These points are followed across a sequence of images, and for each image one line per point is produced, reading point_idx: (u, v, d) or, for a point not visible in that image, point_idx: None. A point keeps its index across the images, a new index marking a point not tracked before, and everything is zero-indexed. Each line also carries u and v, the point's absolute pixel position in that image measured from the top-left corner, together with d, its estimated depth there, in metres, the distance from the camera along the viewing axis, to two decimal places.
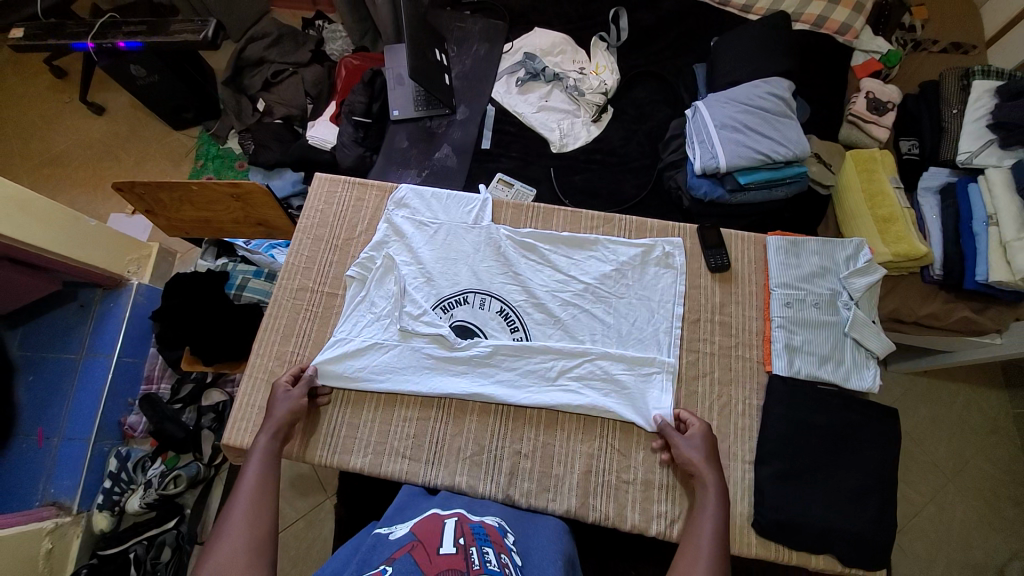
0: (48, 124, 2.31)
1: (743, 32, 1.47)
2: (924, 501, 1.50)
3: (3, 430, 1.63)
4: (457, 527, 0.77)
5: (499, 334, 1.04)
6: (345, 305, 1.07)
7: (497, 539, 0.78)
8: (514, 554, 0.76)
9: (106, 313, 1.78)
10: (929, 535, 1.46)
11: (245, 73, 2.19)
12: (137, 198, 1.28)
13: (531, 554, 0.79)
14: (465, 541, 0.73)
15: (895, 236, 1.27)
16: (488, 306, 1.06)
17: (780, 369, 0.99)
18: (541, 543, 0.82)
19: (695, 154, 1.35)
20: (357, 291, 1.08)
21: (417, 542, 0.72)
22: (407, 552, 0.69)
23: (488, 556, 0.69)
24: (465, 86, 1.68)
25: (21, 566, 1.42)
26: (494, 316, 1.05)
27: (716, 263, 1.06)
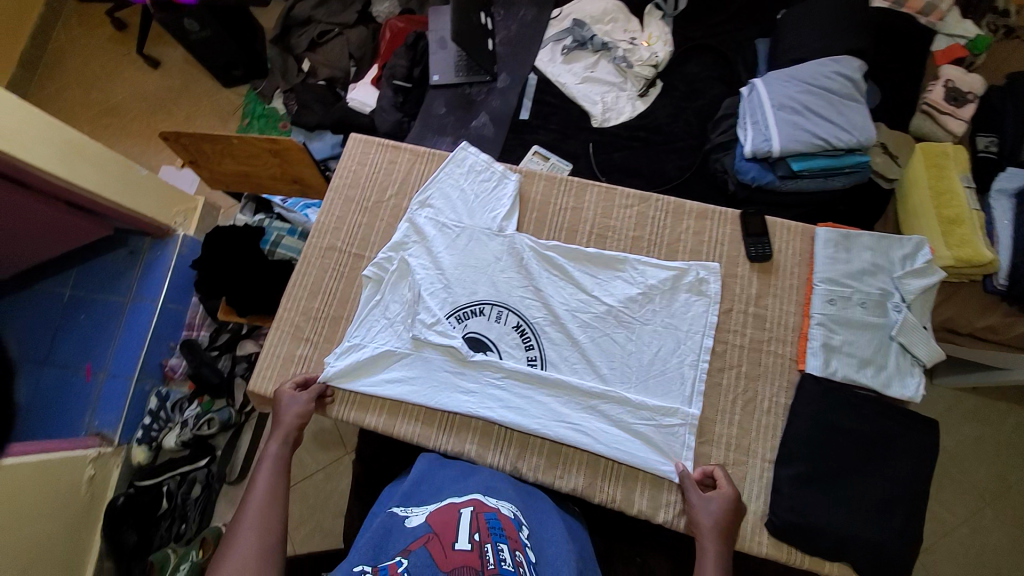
0: (107, 75, 2.41)
1: (812, 6, 1.35)
2: (957, 522, 1.41)
3: (53, 360, 1.73)
4: (473, 518, 0.74)
5: (513, 351, 1.00)
6: (360, 307, 1.06)
7: (512, 534, 0.75)
8: (528, 551, 0.74)
9: (153, 261, 1.90)
10: (958, 558, 1.39)
11: (292, 32, 2.20)
12: (183, 149, 1.31)
13: (546, 554, 0.76)
14: (480, 537, 0.71)
15: (959, 239, 1.17)
16: (505, 320, 1.02)
17: (814, 368, 0.93)
18: (553, 538, 0.79)
19: (746, 135, 1.27)
20: (373, 292, 1.07)
21: (432, 533, 0.71)
22: (422, 544, 0.69)
23: (502, 555, 0.68)
24: (508, 53, 1.63)
25: (66, 492, 1.57)
26: (510, 331, 1.02)
27: (757, 253, 0.99)
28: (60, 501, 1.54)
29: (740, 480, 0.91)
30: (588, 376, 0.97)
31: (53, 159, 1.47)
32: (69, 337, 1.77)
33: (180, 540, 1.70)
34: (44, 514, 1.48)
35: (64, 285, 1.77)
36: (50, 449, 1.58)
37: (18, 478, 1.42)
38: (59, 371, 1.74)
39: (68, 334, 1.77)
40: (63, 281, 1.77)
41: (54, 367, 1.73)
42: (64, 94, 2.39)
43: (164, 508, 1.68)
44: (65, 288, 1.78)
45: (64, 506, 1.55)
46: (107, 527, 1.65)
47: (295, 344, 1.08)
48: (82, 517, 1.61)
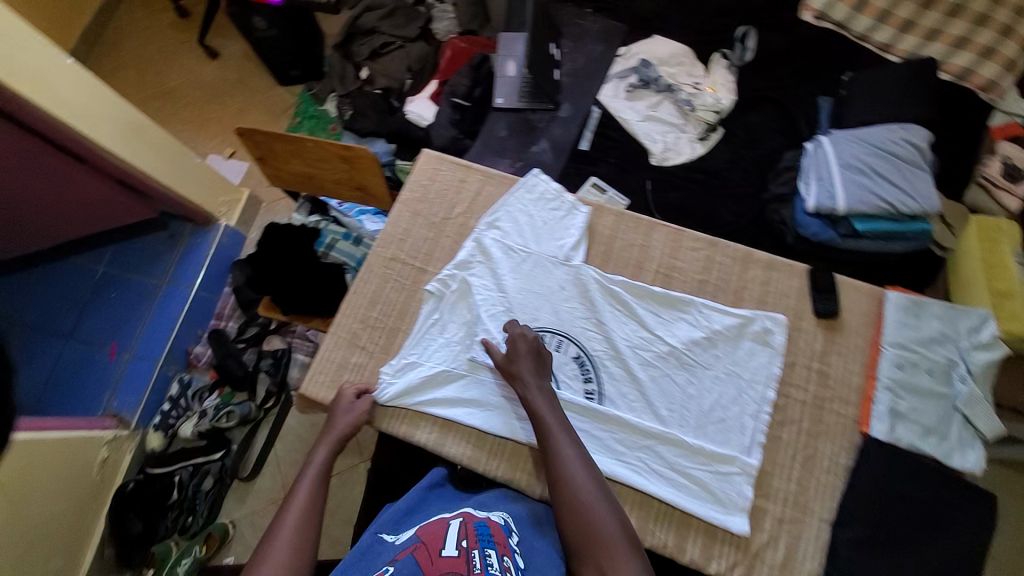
0: (165, 61, 2.46)
1: (883, 72, 1.38)
2: None
3: (81, 337, 1.73)
4: (460, 527, 0.77)
5: (571, 382, 0.99)
6: (416, 327, 1.05)
7: (500, 540, 0.78)
8: (517, 557, 0.77)
9: (192, 248, 1.87)
10: None
11: (354, 40, 2.24)
12: (255, 145, 1.34)
13: (533, 560, 0.78)
14: (468, 544, 0.73)
15: (1009, 313, 1.15)
16: (565, 350, 1.01)
17: (879, 432, 0.92)
18: (541, 547, 0.81)
19: (809, 189, 1.28)
20: (433, 307, 1.07)
21: (419, 543, 0.74)
22: (409, 554, 0.72)
23: (489, 560, 0.72)
24: (573, 83, 1.66)
25: (76, 470, 1.51)
26: (569, 361, 1.00)
27: (823, 308, 0.99)
28: (73, 481, 1.50)
29: (796, 538, 0.89)
30: (645, 415, 0.95)
31: (114, 136, 1.49)
32: (99, 314, 1.77)
33: (184, 534, 1.65)
34: (54, 490, 1.44)
35: (99, 263, 1.79)
36: (69, 425, 1.53)
37: (35, 454, 1.37)
38: (88, 349, 1.73)
39: (98, 312, 1.77)
40: (98, 257, 1.80)
41: (78, 342, 1.73)
42: (121, 75, 2.43)
43: (174, 499, 1.63)
44: (98, 266, 1.79)
45: (72, 485, 1.50)
46: (114, 513, 1.61)
47: (349, 351, 1.07)
48: (88, 497, 1.56)
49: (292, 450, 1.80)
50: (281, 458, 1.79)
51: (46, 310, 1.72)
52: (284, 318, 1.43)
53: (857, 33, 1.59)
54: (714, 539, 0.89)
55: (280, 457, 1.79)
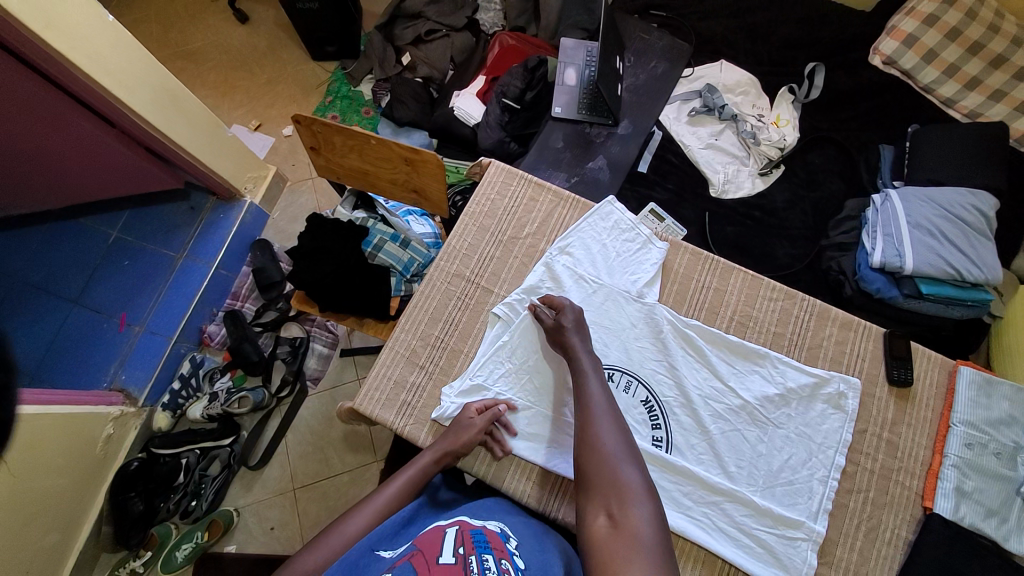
0: (191, 19, 2.30)
1: (953, 129, 1.36)
2: None
3: (87, 305, 1.57)
4: (457, 533, 0.72)
5: (638, 427, 0.96)
6: (485, 346, 1.02)
7: (497, 544, 0.72)
8: (515, 559, 0.70)
9: (214, 222, 1.72)
10: None
11: (397, 23, 2.08)
12: (311, 133, 1.27)
13: (536, 564, 0.71)
14: (465, 550, 0.68)
15: None
16: (633, 392, 0.98)
17: (943, 510, 0.92)
18: (544, 549, 0.75)
19: (875, 244, 1.27)
20: (500, 331, 1.03)
21: (416, 551, 0.69)
22: (406, 560, 0.66)
23: (487, 563, 0.65)
24: (633, 100, 1.61)
25: (79, 448, 1.38)
26: (638, 405, 0.98)
27: (900, 377, 0.99)
28: (73, 457, 1.36)
29: None
30: (714, 469, 0.93)
31: (148, 101, 1.35)
32: (107, 283, 1.60)
33: (185, 518, 1.51)
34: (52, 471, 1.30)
35: (112, 227, 1.64)
36: (71, 398, 1.39)
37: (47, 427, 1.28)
38: (93, 317, 1.57)
39: (106, 280, 1.60)
40: (112, 221, 1.64)
41: (86, 309, 1.56)
42: (144, 30, 2.28)
43: (179, 481, 1.51)
44: (112, 230, 1.64)
45: (72, 464, 1.36)
46: (114, 493, 1.47)
47: (407, 369, 1.04)
48: (89, 477, 1.42)
49: (302, 447, 1.63)
50: (290, 455, 1.62)
51: (52, 270, 1.56)
52: (322, 315, 1.39)
53: (922, 83, 1.54)
54: None
55: (289, 451, 1.63)
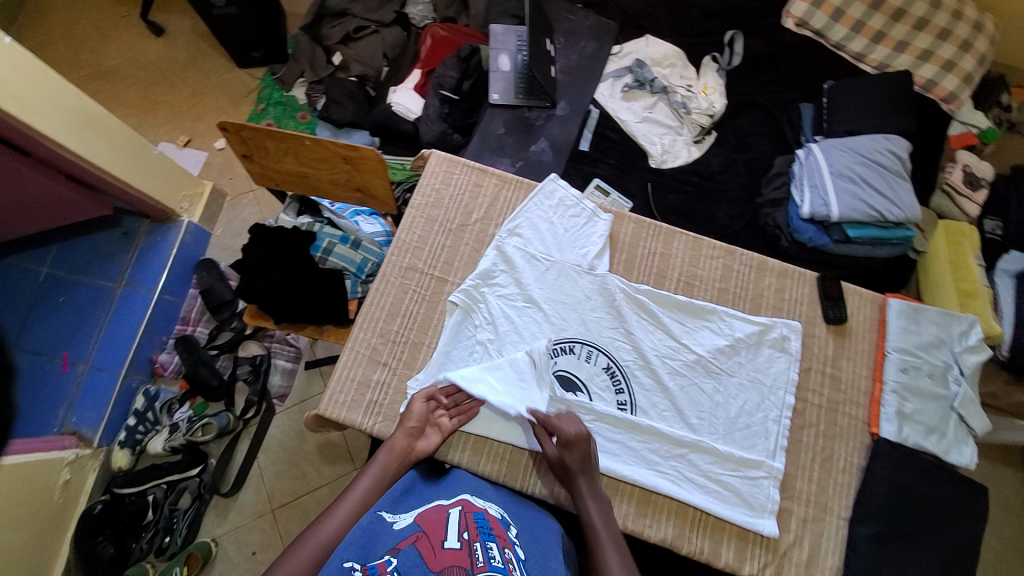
0: (100, 36, 2.16)
1: (862, 84, 1.46)
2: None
3: (22, 349, 1.45)
4: (461, 518, 0.76)
5: (603, 394, 1.00)
6: (446, 334, 1.03)
7: (499, 533, 0.76)
8: (517, 549, 0.74)
9: (151, 247, 1.63)
10: None
11: (324, 23, 2.01)
12: (240, 141, 1.23)
13: (533, 552, 0.77)
14: (469, 536, 0.71)
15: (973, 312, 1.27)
16: (595, 361, 1.02)
17: (888, 433, 1.00)
18: (541, 540, 0.80)
19: (804, 196, 1.35)
20: (460, 319, 1.04)
21: (422, 532, 0.71)
22: (412, 542, 0.69)
23: (491, 552, 0.69)
24: (568, 81, 1.63)
25: (34, 497, 1.29)
26: (600, 373, 1.01)
27: (835, 315, 1.06)
28: (33, 506, 1.29)
29: (818, 536, 0.95)
30: (677, 424, 0.98)
31: (62, 125, 1.26)
32: (42, 322, 1.49)
33: (160, 556, 1.43)
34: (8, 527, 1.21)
35: (42, 262, 1.53)
36: (21, 448, 1.32)
37: None
38: (32, 359, 1.45)
39: (42, 319, 1.49)
40: (42, 256, 1.53)
41: (24, 351, 1.45)
42: (49, 51, 2.13)
43: (149, 519, 1.42)
44: (42, 266, 1.53)
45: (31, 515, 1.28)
46: (81, 540, 1.38)
47: (370, 367, 1.03)
48: (50, 527, 1.34)
49: (276, 467, 1.59)
50: (265, 477, 1.58)
51: None
52: (277, 326, 1.35)
53: (834, 41, 1.64)
54: (746, 545, 0.93)
55: (263, 473, 1.58)
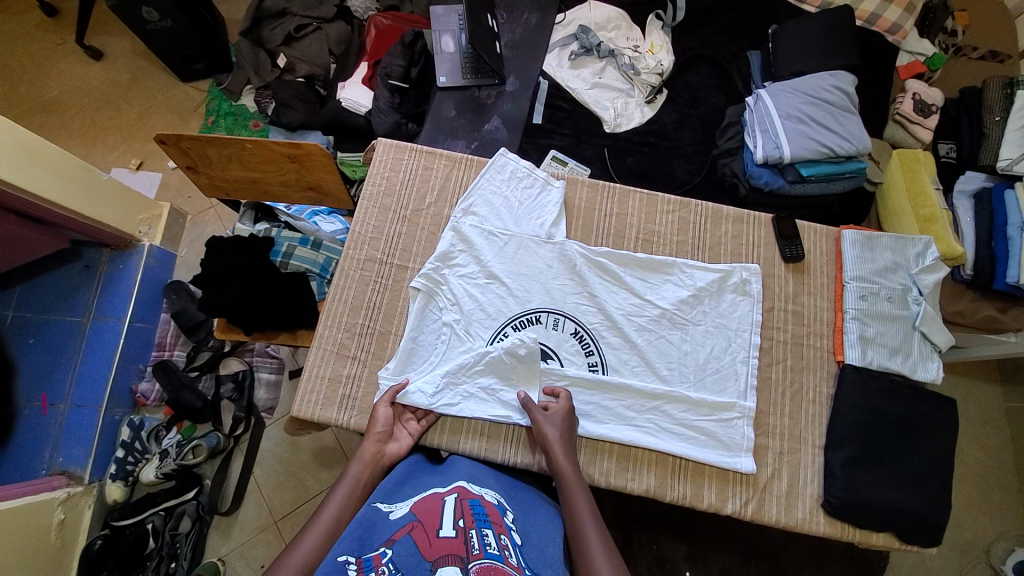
0: (24, 58, 2.01)
1: (805, 23, 1.45)
2: (985, 492, 1.42)
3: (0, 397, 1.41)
4: (457, 505, 0.72)
5: (573, 358, 1.00)
6: (412, 318, 1.02)
7: (496, 519, 0.72)
8: (513, 534, 0.72)
9: (115, 275, 1.56)
10: (989, 527, 1.39)
11: (263, 25, 1.92)
12: (181, 152, 1.25)
13: (531, 536, 0.74)
14: (465, 523, 0.68)
15: (932, 236, 1.28)
16: (562, 327, 1.02)
17: (853, 359, 1.02)
18: (539, 524, 0.78)
19: (756, 142, 1.37)
20: (424, 303, 1.03)
21: (417, 522, 0.68)
22: (406, 533, 0.66)
23: (487, 539, 0.66)
24: (514, 55, 1.61)
25: (30, 541, 1.23)
26: (569, 338, 1.02)
27: (792, 253, 1.09)
28: (31, 548, 1.23)
29: (796, 467, 0.98)
30: (648, 378, 0.99)
31: (4, 162, 1.17)
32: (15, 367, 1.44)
33: None
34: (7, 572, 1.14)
35: (6, 305, 1.45)
36: (8, 494, 1.26)
37: None
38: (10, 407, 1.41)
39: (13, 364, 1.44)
40: (5, 300, 1.45)
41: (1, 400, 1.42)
42: None
43: (151, 548, 1.36)
44: (6, 310, 1.45)
45: (29, 559, 1.22)
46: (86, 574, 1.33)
47: (340, 363, 1.03)
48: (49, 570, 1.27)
49: (274, 478, 1.54)
50: (264, 489, 1.54)
51: None
52: (248, 337, 1.33)
53: None
54: (727, 484, 0.96)
55: (261, 486, 1.54)
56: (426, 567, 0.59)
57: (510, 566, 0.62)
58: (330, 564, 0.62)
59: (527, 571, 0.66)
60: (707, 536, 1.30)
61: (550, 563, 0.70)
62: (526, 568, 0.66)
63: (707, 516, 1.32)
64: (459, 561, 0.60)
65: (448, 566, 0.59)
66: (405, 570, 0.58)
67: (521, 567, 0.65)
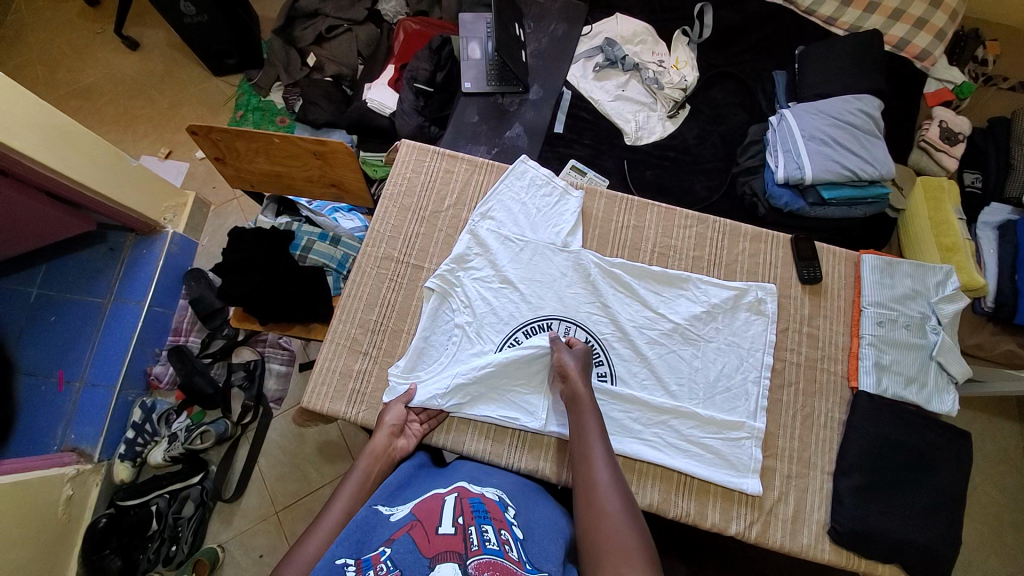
0: (64, 45, 2.07)
1: (832, 46, 1.45)
2: (1000, 531, 1.38)
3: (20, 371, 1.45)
4: (456, 504, 0.72)
5: None
6: (425, 317, 1.03)
7: (497, 515, 0.73)
8: (514, 530, 0.72)
9: (137, 260, 1.59)
10: (1002, 567, 1.35)
11: (296, 24, 1.97)
12: (211, 143, 1.29)
13: (533, 532, 0.74)
14: (464, 520, 0.68)
15: (954, 266, 1.26)
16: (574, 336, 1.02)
17: (866, 386, 1.01)
18: (542, 521, 0.78)
19: (778, 162, 1.36)
20: (438, 304, 1.05)
21: (416, 521, 0.68)
22: (406, 532, 0.66)
23: (486, 535, 0.66)
24: (539, 65, 1.62)
25: (38, 514, 1.26)
26: None
27: (809, 275, 1.08)
28: (34, 522, 1.25)
29: (803, 492, 0.97)
30: (657, 392, 0.99)
31: (40, 142, 1.22)
32: (36, 342, 1.49)
33: (167, 565, 1.39)
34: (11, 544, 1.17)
35: (33, 283, 1.52)
36: (18, 467, 1.29)
37: None
38: (28, 381, 1.46)
39: (35, 340, 1.49)
40: (31, 278, 1.52)
41: (21, 374, 1.46)
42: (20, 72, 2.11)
43: (153, 529, 1.39)
44: (33, 287, 1.52)
45: (34, 533, 1.24)
46: (86, 553, 1.36)
47: (351, 358, 1.04)
48: (53, 544, 1.30)
49: (278, 469, 1.56)
50: (267, 480, 1.55)
51: None
52: (263, 328, 1.35)
53: (804, 7, 1.64)
54: (731, 503, 0.95)
55: (264, 476, 1.55)
56: (424, 563, 0.59)
57: (509, 560, 0.63)
58: (329, 566, 0.63)
59: (528, 565, 0.66)
60: (708, 557, 1.29)
61: (552, 558, 0.70)
62: (527, 562, 0.66)
63: (709, 536, 1.30)
64: (457, 558, 0.60)
65: (446, 562, 0.59)
66: (403, 568, 0.59)
67: (521, 562, 0.65)
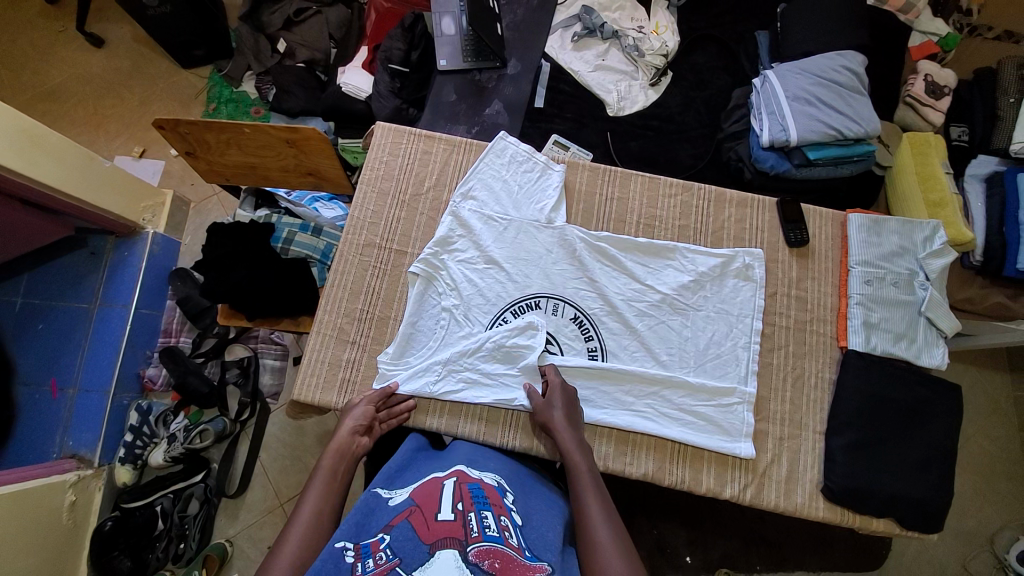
0: (27, 46, 2.00)
1: (815, 1, 1.40)
2: (994, 481, 1.40)
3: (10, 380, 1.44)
4: (455, 489, 0.72)
5: (573, 343, 1.00)
6: (411, 302, 1.02)
7: (496, 501, 0.73)
8: (513, 515, 0.72)
9: (120, 264, 1.56)
10: (995, 514, 1.38)
11: (263, 7, 1.87)
12: (180, 137, 1.26)
13: (532, 518, 0.75)
14: (464, 506, 0.68)
15: (942, 220, 1.25)
16: (562, 312, 1.01)
17: (856, 345, 1.01)
18: (539, 507, 0.78)
19: (762, 125, 1.34)
20: (423, 288, 1.03)
21: (415, 506, 0.68)
22: (405, 518, 0.66)
23: (486, 521, 0.66)
24: (516, 37, 1.57)
25: (42, 522, 1.26)
26: (568, 323, 1.01)
27: (795, 239, 1.07)
28: (36, 531, 1.24)
29: (796, 452, 0.97)
30: (647, 362, 0.99)
31: (4, 147, 1.16)
32: (24, 351, 1.46)
33: (178, 562, 1.41)
34: (21, 550, 1.18)
35: (14, 293, 1.47)
36: (18, 477, 1.28)
37: None
38: (21, 390, 1.44)
39: (23, 348, 1.46)
40: (14, 287, 1.48)
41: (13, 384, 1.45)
42: None
43: (160, 529, 1.38)
44: (16, 297, 1.48)
45: (40, 540, 1.24)
46: (96, 556, 1.36)
47: (340, 348, 1.03)
48: (61, 550, 1.30)
49: (280, 462, 1.56)
50: (270, 473, 1.55)
51: None
52: (251, 323, 1.33)
53: None
54: (726, 468, 0.96)
55: (267, 470, 1.55)
56: (425, 551, 0.59)
57: (510, 548, 0.63)
58: (328, 551, 0.63)
59: (528, 551, 0.66)
60: (708, 522, 1.31)
61: (552, 547, 0.70)
62: (526, 548, 0.66)
63: (708, 502, 1.32)
64: (457, 545, 0.60)
65: (446, 549, 0.59)
66: (403, 555, 0.59)
67: (521, 548, 0.65)
